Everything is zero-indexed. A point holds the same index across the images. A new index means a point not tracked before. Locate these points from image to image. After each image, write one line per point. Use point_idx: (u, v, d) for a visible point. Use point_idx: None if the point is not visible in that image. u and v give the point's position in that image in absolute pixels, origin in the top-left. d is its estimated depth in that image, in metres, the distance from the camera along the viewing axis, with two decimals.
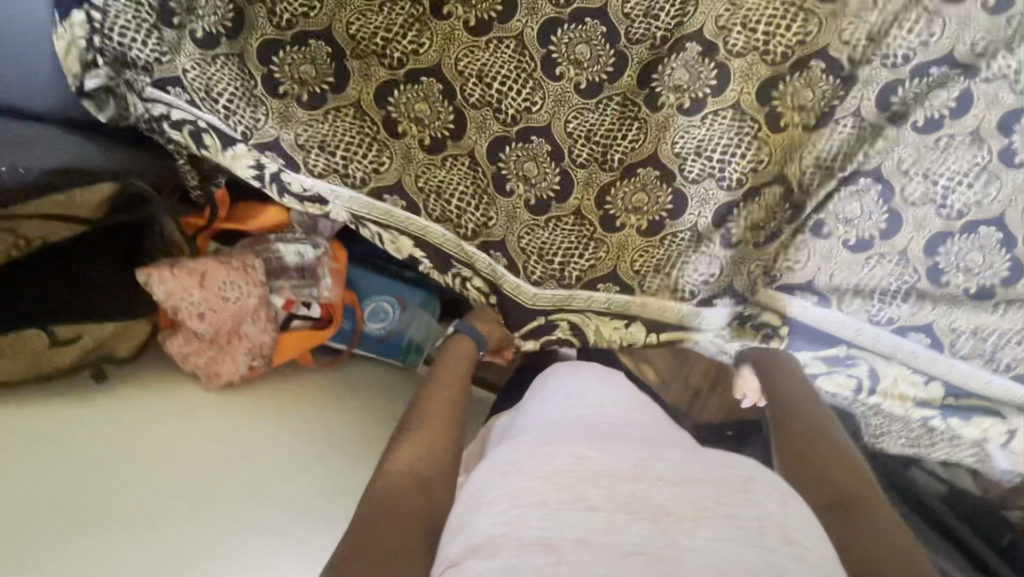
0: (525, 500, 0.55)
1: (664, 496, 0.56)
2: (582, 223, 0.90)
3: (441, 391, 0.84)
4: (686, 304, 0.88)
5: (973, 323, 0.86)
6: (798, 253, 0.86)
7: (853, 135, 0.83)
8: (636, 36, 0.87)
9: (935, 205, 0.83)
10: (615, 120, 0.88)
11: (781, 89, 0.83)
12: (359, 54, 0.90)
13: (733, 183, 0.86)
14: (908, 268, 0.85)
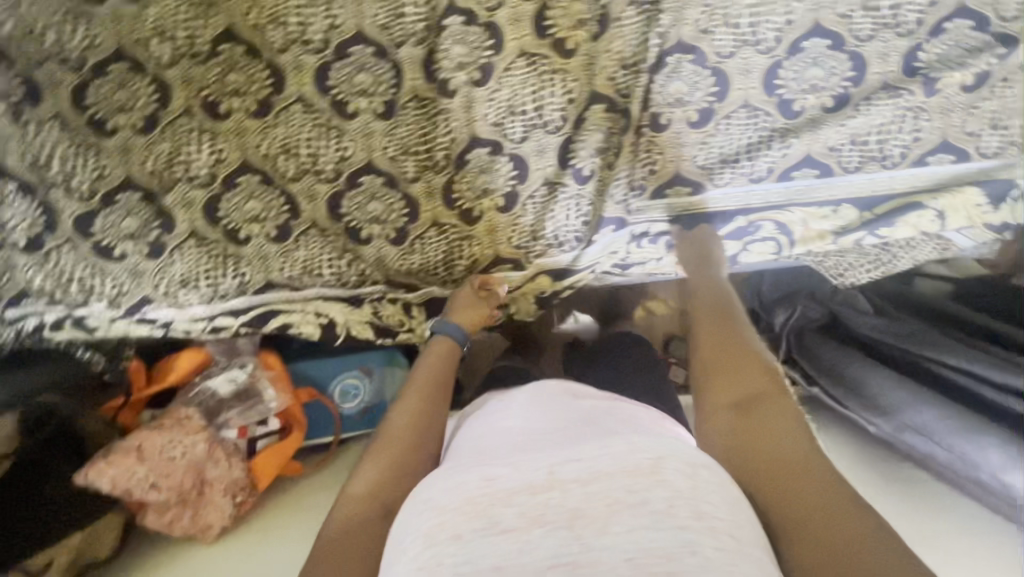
0: (439, 540, 0.51)
1: (577, 500, 0.51)
2: (444, 229, 0.93)
3: (416, 397, 0.77)
4: (569, 249, 0.93)
5: (847, 133, 0.83)
6: (648, 153, 0.87)
7: (639, 22, 0.80)
8: (398, 37, 0.82)
9: (751, 46, 0.80)
10: (427, 123, 0.86)
11: (552, 14, 0.80)
12: (167, 188, 0.87)
13: (558, 123, 0.85)
14: (760, 115, 0.83)
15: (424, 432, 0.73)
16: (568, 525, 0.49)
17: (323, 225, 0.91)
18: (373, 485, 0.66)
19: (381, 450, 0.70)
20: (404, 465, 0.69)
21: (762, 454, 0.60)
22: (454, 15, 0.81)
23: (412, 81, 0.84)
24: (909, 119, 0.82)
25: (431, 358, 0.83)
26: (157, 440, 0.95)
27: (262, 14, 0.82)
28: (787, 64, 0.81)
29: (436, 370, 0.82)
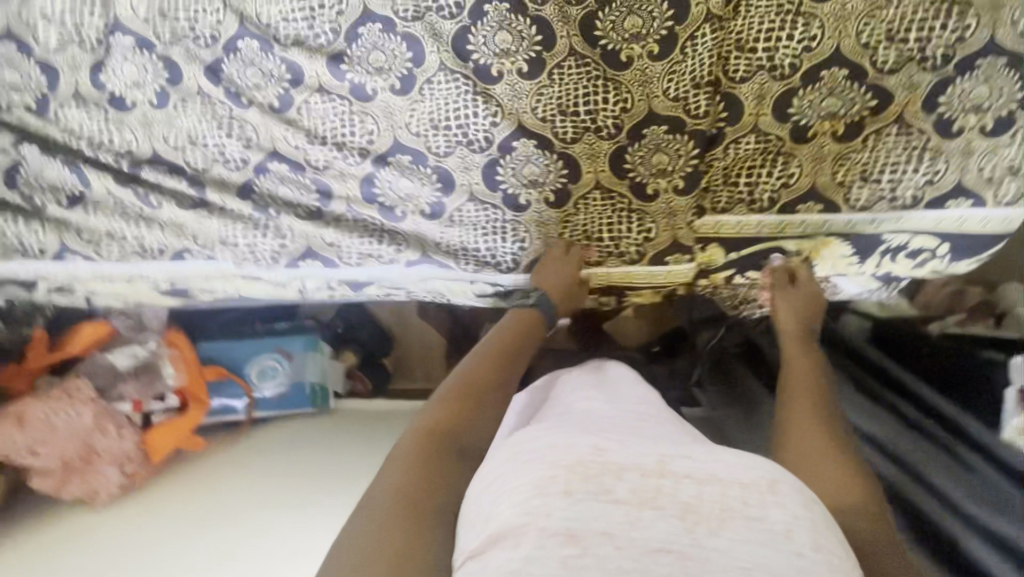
0: (549, 492, 0.51)
1: (691, 495, 0.53)
2: (340, 222, 0.89)
3: (495, 351, 0.77)
4: (458, 255, 0.89)
5: (765, 161, 0.81)
6: (541, 163, 0.84)
7: (525, 38, 0.80)
8: (290, 37, 0.84)
9: (657, 65, 0.79)
10: (316, 121, 0.86)
11: (452, 23, 0.81)
12: (57, 169, 0.89)
13: (483, 142, 0.84)
14: (671, 135, 0.81)
15: (495, 389, 0.73)
16: (678, 514, 0.51)
17: (216, 206, 0.89)
18: (447, 421, 0.66)
19: (451, 395, 0.70)
20: (480, 422, 0.69)
21: (835, 465, 0.65)
22: (328, 27, 0.83)
23: (309, 80, 0.85)
24: (799, 158, 0.81)
25: (515, 319, 0.83)
26: (38, 408, 1.02)
27: (154, 11, 0.83)
28: (669, 91, 0.80)
29: (525, 330, 0.82)
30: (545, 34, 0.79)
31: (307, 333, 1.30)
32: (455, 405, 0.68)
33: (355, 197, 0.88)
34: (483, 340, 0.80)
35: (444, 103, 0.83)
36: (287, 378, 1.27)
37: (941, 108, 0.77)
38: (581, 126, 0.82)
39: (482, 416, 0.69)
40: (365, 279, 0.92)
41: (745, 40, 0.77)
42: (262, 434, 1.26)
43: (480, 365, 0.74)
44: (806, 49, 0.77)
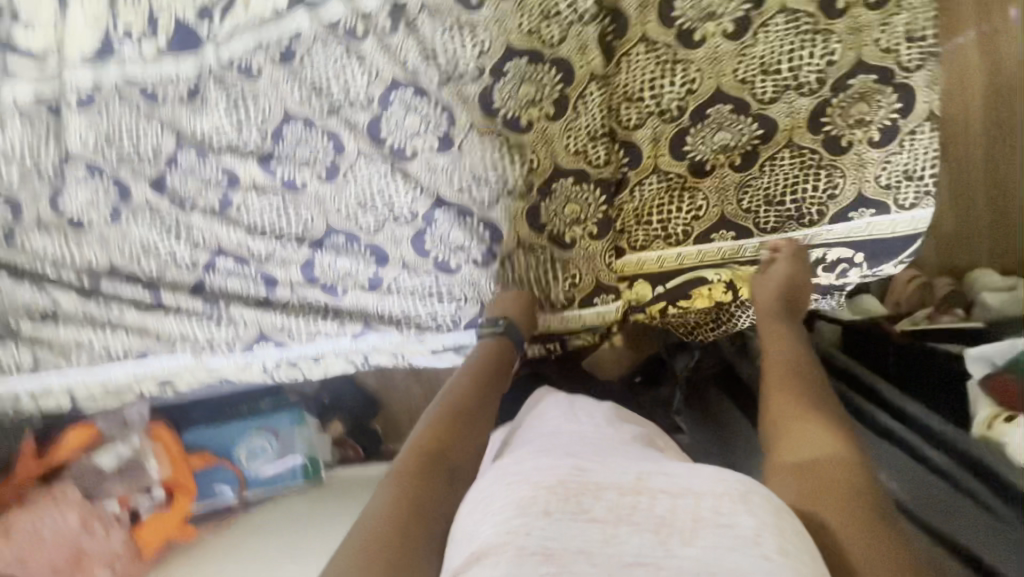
0: (529, 512, 0.50)
1: (667, 508, 0.51)
2: (289, 305, 0.94)
3: (471, 376, 0.78)
4: (402, 322, 0.93)
5: (670, 201, 0.87)
6: (465, 228, 0.89)
7: (433, 117, 0.86)
8: (224, 145, 0.92)
9: (556, 124, 0.85)
10: (258, 217, 0.93)
11: (367, 113, 0.88)
12: (26, 291, 0.96)
13: (409, 215, 0.90)
14: (582, 188, 0.86)
15: (480, 416, 0.73)
16: (654, 527, 0.49)
17: (173, 305, 0.95)
18: (441, 439, 0.66)
19: (438, 420, 0.70)
20: (464, 442, 0.68)
21: (837, 469, 0.59)
22: (258, 133, 0.91)
23: (245, 180, 0.92)
24: (705, 191, 0.86)
25: (486, 349, 0.84)
26: (29, 518, 1.09)
27: (103, 139, 0.92)
28: (569, 147, 0.85)
29: (501, 359, 0.83)
30: (448, 116, 0.86)
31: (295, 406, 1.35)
32: (440, 430, 0.68)
33: (298, 281, 0.93)
34: (463, 371, 0.80)
35: (368, 184, 0.90)
36: (275, 455, 1.30)
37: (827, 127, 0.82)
38: (494, 189, 0.87)
39: (469, 436, 0.69)
40: (317, 352, 0.97)
41: (632, 90, 0.83)
42: (254, 514, 1.27)
43: (464, 393, 0.74)
44: (692, 90, 0.82)
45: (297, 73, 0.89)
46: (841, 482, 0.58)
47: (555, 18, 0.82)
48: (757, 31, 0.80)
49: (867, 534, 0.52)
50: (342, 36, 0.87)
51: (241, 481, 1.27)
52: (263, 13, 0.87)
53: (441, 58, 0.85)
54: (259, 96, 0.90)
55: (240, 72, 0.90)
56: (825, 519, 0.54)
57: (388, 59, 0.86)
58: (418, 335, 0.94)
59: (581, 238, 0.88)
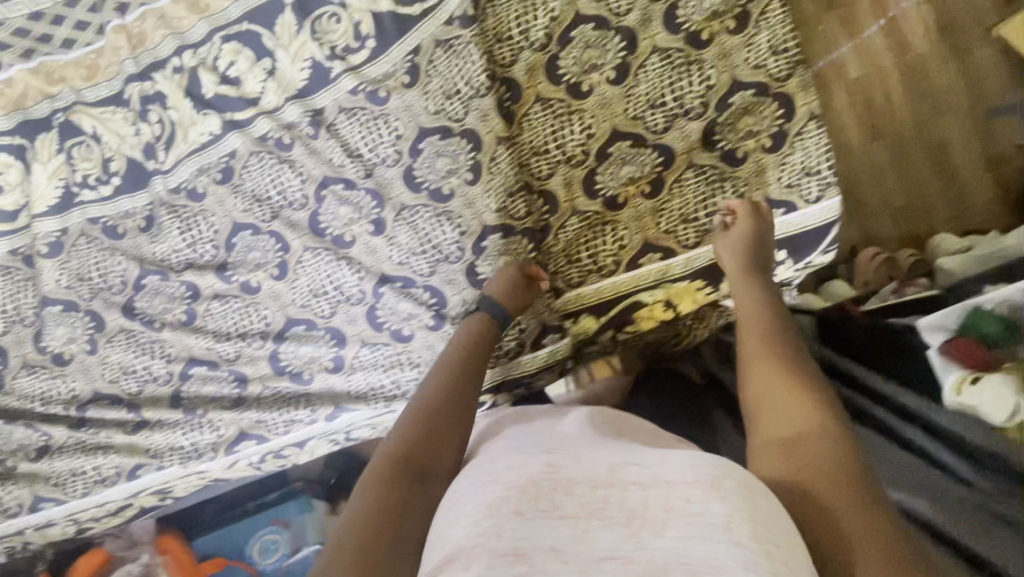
0: (500, 512, 0.53)
1: (637, 500, 0.54)
2: (262, 400, 0.99)
3: (449, 369, 0.77)
4: (369, 396, 0.97)
5: (595, 237, 0.92)
6: (412, 298, 0.95)
7: (365, 203, 0.94)
8: (182, 263, 0.99)
9: (476, 188, 0.92)
10: (222, 322, 0.99)
11: (305, 210, 0.96)
12: (19, 431, 1.02)
13: (359, 295, 0.96)
14: (511, 240, 0.92)
15: (459, 407, 0.74)
16: (624, 523, 0.51)
17: (155, 420, 1.00)
18: (417, 445, 0.68)
19: (418, 417, 0.71)
20: (441, 444, 0.69)
21: (810, 440, 0.59)
22: (211, 246, 0.98)
23: (206, 291, 0.99)
24: (625, 220, 0.91)
25: (467, 336, 0.81)
26: None
27: (75, 277, 1.00)
28: (491, 205, 0.92)
29: (479, 348, 0.81)
30: (377, 201, 0.94)
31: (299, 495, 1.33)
32: (420, 430, 0.70)
33: (267, 375, 0.98)
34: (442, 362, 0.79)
35: (316, 274, 0.96)
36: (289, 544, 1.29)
37: (722, 141, 0.87)
38: (431, 258, 0.94)
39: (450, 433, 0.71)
40: (299, 438, 1.00)
41: (539, 143, 0.90)
42: None
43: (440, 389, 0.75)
44: (593, 132, 0.89)
45: (239, 187, 0.97)
46: (811, 457, 0.58)
47: (455, 95, 0.91)
48: (637, 71, 0.88)
49: (852, 512, 0.53)
50: (273, 147, 0.95)
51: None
52: (201, 140, 0.97)
53: (362, 151, 0.94)
54: (207, 213, 0.98)
55: (188, 196, 0.98)
56: (813, 501, 0.55)
57: (315, 161, 0.94)
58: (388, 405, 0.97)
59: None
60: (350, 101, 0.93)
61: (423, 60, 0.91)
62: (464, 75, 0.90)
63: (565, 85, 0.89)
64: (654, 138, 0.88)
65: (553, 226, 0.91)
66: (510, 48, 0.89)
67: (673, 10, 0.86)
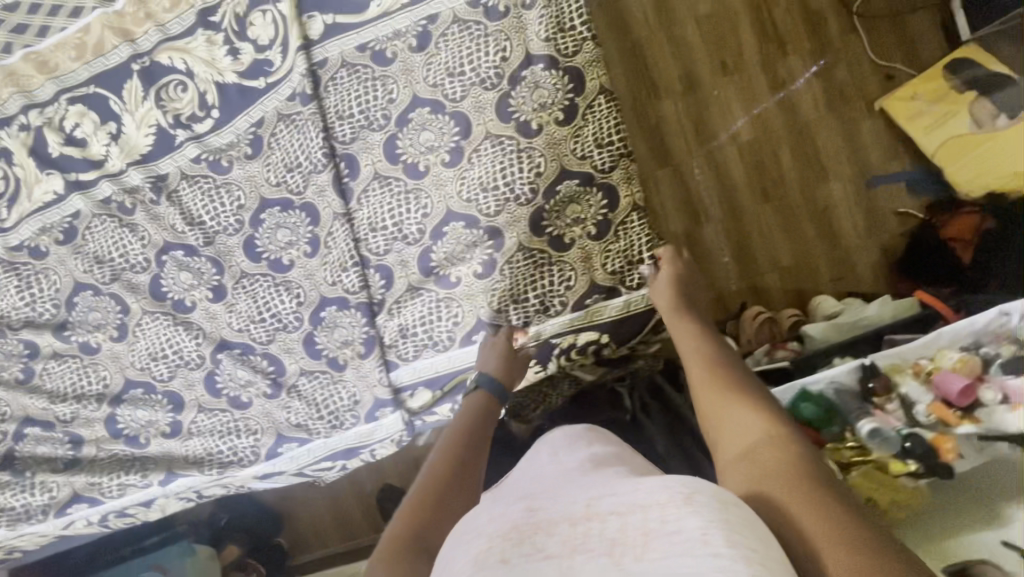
0: (484, 564, 0.41)
1: (618, 527, 0.42)
2: (99, 460, 0.98)
3: (452, 442, 0.70)
4: (205, 459, 0.97)
5: (430, 313, 0.92)
6: (249, 364, 0.95)
7: (205, 270, 0.94)
8: (21, 321, 0.98)
9: (315, 260, 0.93)
10: (60, 382, 0.98)
11: (146, 273, 0.96)
12: None
13: (198, 360, 0.96)
14: (348, 312, 0.93)
15: (467, 480, 0.66)
16: (607, 551, 0.40)
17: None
18: (415, 520, 0.59)
19: (417, 492, 0.63)
20: (440, 517, 0.61)
21: (768, 452, 0.52)
22: (51, 305, 0.97)
23: (44, 349, 0.98)
24: (458, 298, 0.92)
25: (471, 416, 0.76)
26: None
27: None
28: (329, 279, 0.93)
29: (482, 424, 0.75)
30: (217, 268, 0.94)
31: (181, 538, 1.30)
32: (416, 509, 0.61)
33: (103, 437, 0.97)
34: (445, 435, 0.72)
35: (156, 338, 0.96)
36: None
37: (551, 226, 0.90)
38: (270, 327, 0.94)
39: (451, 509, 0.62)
40: (136, 501, 0.98)
41: (377, 220, 0.92)
42: None
43: (442, 459, 0.67)
44: (428, 212, 0.91)
45: (81, 247, 0.96)
46: (772, 465, 0.50)
47: (297, 170, 0.92)
48: (470, 155, 0.90)
49: (830, 525, 0.44)
50: (117, 209, 0.96)
51: None
52: (44, 199, 0.96)
53: (204, 219, 0.94)
54: (48, 272, 0.97)
55: (30, 253, 0.97)
56: (778, 511, 0.46)
57: (156, 226, 0.95)
58: (225, 469, 0.97)
59: (353, 358, 0.93)
60: (195, 169, 0.94)
61: (266, 134, 0.93)
62: (305, 150, 0.92)
63: (402, 165, 0.91)
64: (485, 220, 0.90)
65: (391, 300, 0.93)
66: (349, 127, 0.91)
67: (505, 99, 0.89)
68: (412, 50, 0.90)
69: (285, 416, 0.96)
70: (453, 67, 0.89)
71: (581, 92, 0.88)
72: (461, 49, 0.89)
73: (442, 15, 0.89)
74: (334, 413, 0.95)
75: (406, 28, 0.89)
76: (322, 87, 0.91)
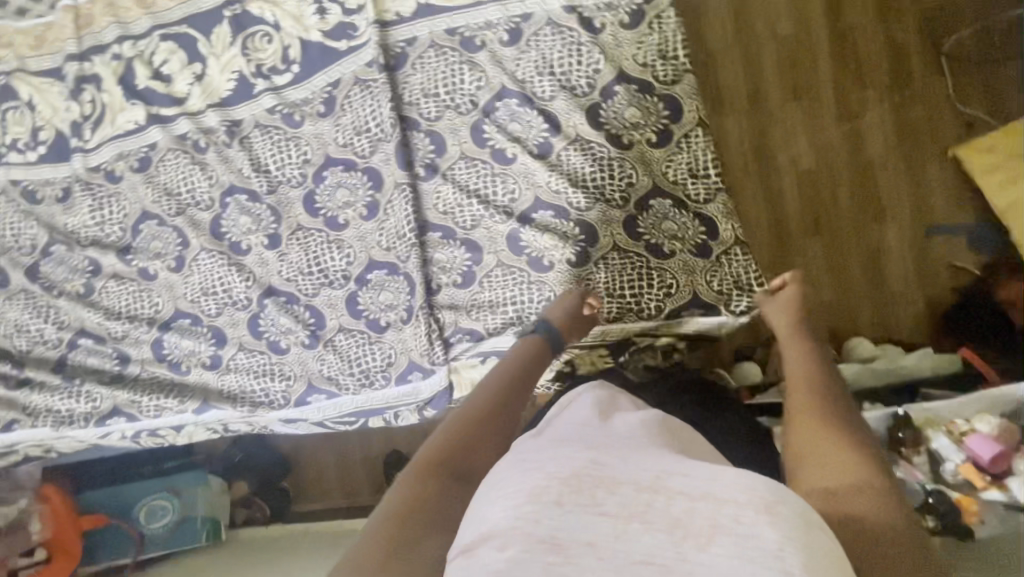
0: (539, 501, 0.39)
1: (694, 512, 0.39)
2: (141, 380, 1.04)
3: (502, 382, 0.66)
4: (238, 396, 1.02)
5: (475, 295, 0.95)
6: (293, 314, 0.99)
7: (264, 218, 0.98)
8: (89, 238, 1.04)
9: (370, 223, 0.96)
10: (116, 301, 1.04)
11: (209, 213, 1.00)
12: None
13: (245, 302, 1.00)
14: (397, 279, 0.96)
15: (510, 416, 0.64)
16: (674, 531, 0.38)
17: (36, 380, 1.05)
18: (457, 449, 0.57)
19: (460, 419, 0.60)
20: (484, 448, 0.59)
21: (871, 497, 0.48)
22: (117, 228, 1.03)
23: (106, 269, 1.03)
24: (524, 289, 0.93)
25: (526, 354, 0.73)
26: None
27: None
28: (386, 246, 0.95)
29: (534, 363, 0.72)
30: (275, 217, 0.98)
31: (198, 467, 1.39)
32: (454, 435, 0.59)
33: (148, 359, 1.03)
34: (492, 373, 0.68)
35: (209, 274, 1.01)
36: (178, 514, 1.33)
37: (630, 238, 0.91)
38: (319, 282, 0.98)
39: (487, 444, 0.59)
40: (170, 423, 1.04)
41: (444, 197, 0.94)
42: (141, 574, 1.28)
43: (488, 396, 0.64)
44: (508, 202, 0.93)
45: (153, 177, 1.01)
46: (869, 502, 0.48)
47: (368, 136, 0.95)
48: (559, 153, 0.91)
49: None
50: (192, 147, 1.00)
51: (135, 541, 1.29)
52: (126, 127, 1.01)
53: (273, 169, 0.98)
54: (120, 197, 1.02)
55: (105, 176, 1.03)
56: (870, 550, 0.45)
57: (226, 170, 0.99)
58: (255, 408, 1.02)
59: (398, 325, 0.96)
60: (269, 120, 0.98)
61: (343, 97, 0.95)
62: (379, 119, 0.94)
63: (484, 151, 0.92)
64: (569, 219, 0.91)
65: (456, 282, 0.95)
66: (432, 105, 0.93)
67: (598, 108, 0.90)
68: (501, 39, 0.91)
69: (320, 369, 0.99)
70: (544, 67, 0.90)
71: (678, 117, 0.89)
72: (556, 52, 0.90)
73: (540, 15, 0.90)
74: (369, 374, 0.98)
75: (501, 20, 0.91)
76: (408, 62, 0.94)
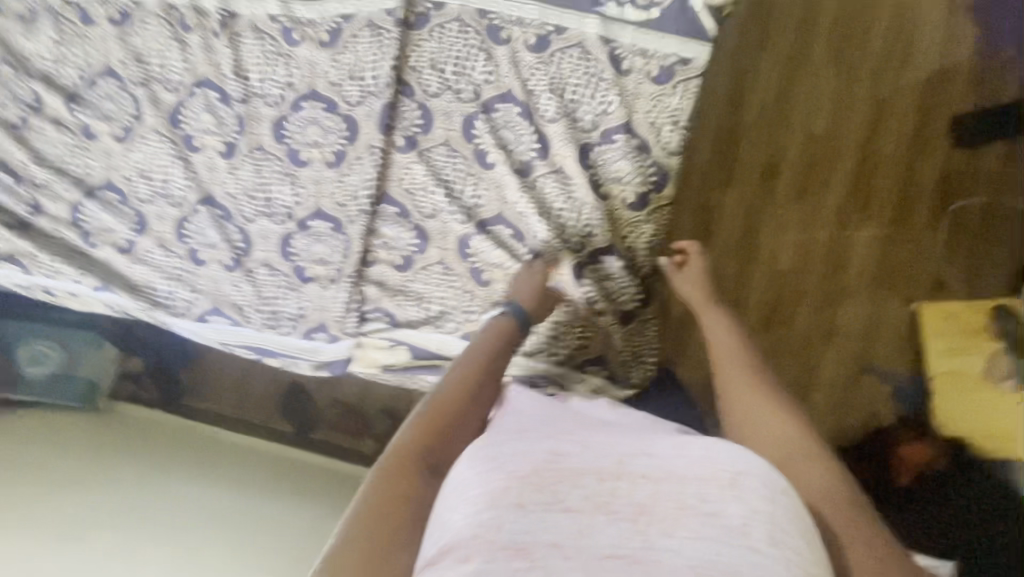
0: (499, 504, 0.47)
1: (648, 494, 0.47)
2: (48, 235, 0.98)
3: (468, 372, 0.70)
4: (142, 287, 0.98)
5: (406, 281, 0.93)
6: (224, 229, 0.95)
7: (227, 125, 0.93)
8: (41, 72, 0.96)
9: (331, 171, 0.91)
10: (48, 147, 0.97)
11: (173, 96, 0.93)
12: None
13: (180, 199, 0.95)
14: (336, 236, 0.92)
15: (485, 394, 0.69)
16: (631, 517, 0.46)
17: None
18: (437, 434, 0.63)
19: (436, 404, 0.65)
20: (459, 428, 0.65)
21: (811, 480, 0.59)
22: (74, 73, 0.95)
23: (48, 110, 0.96)
24: (457, 294, 0.92)
25: (493, 333, 0.77)
26: None
27: None
28: (337, 199, 0.92)
29: (504, 339, 0.77)
30: (239, 127, 0.92)
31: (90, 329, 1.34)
32: (425, 430, 0.62)
33: (62, 218, 0.97)
34: (456, 365, 0.71)
35: (153, 157, 0.95)
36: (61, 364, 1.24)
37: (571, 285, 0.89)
38: (259, 209, 0.94)
39: (454, 435, 0.63)
40: (64, 288, 0.99)
41: (412, 173, 0.90)
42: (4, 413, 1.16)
43: (453, 389, 0.67)
44: (473, 205, 0.90)
45: (127, 36, 0.94)
46: (813, 485, 0.59)
47: (360, 83, 0.89)
48: (538, 179, 0.89)
49: (870, 555, 0.53)
50: (178, 22, 0.92)
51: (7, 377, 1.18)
52: None
53: (252, 77, 0.92)
54: (87, 41, 0.94)
55: (79, 14, 0.94)
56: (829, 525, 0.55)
57: (204, 58, 0.92)
58: (156, 306, 0.98)
59: (323, 280, 0.94)
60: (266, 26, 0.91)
61: (348, 30, 0.89)
62: (376, 70, 0.88)
63: (468, 148, 0.89)
64: (523, 245, 0.90)
65: (394, 263, 0.92)
66: (433, 78, 0.88)
67: (590, 149, 0.87)
68: (527, 40, 0.86)
69: (233, 294, 0.96)
70: (556, 84, 0.86)
71: (661, 186, 0.87)
72: (573, 76, 0.86)
73: (574, 32, 0.85)
74: (280, 316, 0.96)
75: (535, 21, 0.86)
76: (429, 23, 0.88)
